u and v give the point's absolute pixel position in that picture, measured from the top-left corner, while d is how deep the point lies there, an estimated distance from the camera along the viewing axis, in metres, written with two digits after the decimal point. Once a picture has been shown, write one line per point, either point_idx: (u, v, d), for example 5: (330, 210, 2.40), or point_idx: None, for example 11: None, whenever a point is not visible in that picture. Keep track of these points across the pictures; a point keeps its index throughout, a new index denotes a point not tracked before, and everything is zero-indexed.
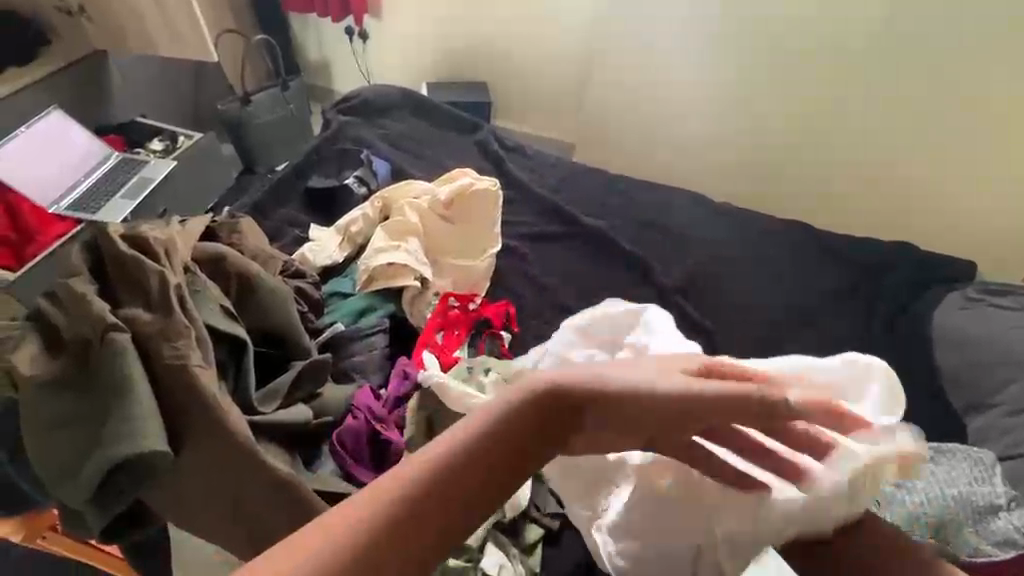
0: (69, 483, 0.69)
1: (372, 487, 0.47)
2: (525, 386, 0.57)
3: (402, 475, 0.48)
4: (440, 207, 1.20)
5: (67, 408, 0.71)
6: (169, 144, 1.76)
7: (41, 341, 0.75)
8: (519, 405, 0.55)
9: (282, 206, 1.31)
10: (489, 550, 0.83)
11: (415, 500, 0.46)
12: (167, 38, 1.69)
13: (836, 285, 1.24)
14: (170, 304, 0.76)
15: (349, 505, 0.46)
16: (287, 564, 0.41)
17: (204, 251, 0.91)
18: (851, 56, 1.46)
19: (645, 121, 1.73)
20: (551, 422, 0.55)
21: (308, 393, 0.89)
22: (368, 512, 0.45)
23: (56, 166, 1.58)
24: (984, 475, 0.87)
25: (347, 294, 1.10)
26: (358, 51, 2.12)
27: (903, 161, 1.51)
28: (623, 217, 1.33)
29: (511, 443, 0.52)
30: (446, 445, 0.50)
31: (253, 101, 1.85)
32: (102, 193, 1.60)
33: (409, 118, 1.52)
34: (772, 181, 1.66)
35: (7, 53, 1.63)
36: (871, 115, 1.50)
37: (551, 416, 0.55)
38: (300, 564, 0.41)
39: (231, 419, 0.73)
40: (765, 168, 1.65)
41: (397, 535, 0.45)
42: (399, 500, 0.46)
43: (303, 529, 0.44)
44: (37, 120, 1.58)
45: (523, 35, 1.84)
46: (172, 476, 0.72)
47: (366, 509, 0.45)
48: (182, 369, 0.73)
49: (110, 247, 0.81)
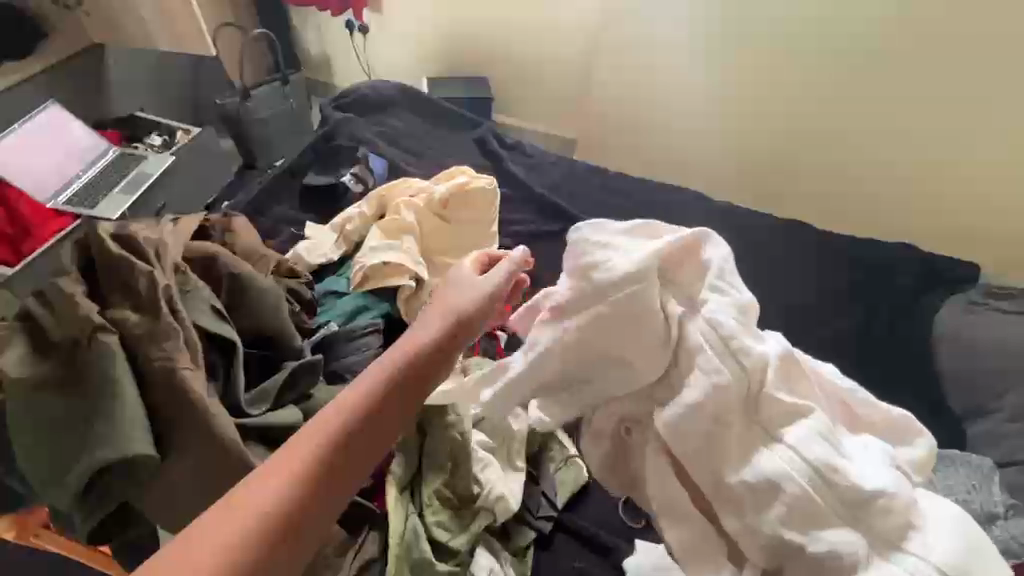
0: (56, 484, 0.69)
1: (314, 421, 0.56)
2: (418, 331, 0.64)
3: (342, 404, 0.57)
4: (436, 206, 1.19)
5: (55, 409, 0.71)
6: (168, 138, 1.75)
7: (28, 342, 0.75)
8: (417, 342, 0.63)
9: (277, 204, 1.30)
10: (478, 553, 0.82)
11: (347, 429, 0.55)
12: (167, 37, 1.69)
13: (838, 288, 1.22)
14: (159, 306, 0.76)
15: (297, 442, 0.54)
16: (262, 490, 0.50)
17: (196, 251, 0.90)
18: (853, 57, 1.44)
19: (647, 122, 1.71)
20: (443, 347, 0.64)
21: (299, 394, 0.88)
22: (316, 440, 0.54)
23: (54, 161, 1.58)
24: (982, 482, 0.86)
25: (341, 294, 1.09)
26: (358, 46, 2.10)
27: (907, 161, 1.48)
28: (623, 217, 1.31)
29: (417, 365, 0.62)
30: (374, 376, 0.59)
31: (251, 96, 1.84)
32: (100, 187, 1.59)
33: (407, 115, 1.51)
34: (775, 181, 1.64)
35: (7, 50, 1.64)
36: (874, 116, 1.47)
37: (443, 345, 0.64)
38: (272, 488, 0.50)
39: (219, 421, 0.73)
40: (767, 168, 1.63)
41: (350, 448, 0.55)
42: (343, 423, 0.55)
43: (265, 463, 0.53)
44: (36, 115, 1.58)
45: (525, 33, 1.81)
46: (159, 478, 0.72)
47: (314, 439, 0.54)
48: (170, 371, 0.73)
49: (100, 247, 0.81)
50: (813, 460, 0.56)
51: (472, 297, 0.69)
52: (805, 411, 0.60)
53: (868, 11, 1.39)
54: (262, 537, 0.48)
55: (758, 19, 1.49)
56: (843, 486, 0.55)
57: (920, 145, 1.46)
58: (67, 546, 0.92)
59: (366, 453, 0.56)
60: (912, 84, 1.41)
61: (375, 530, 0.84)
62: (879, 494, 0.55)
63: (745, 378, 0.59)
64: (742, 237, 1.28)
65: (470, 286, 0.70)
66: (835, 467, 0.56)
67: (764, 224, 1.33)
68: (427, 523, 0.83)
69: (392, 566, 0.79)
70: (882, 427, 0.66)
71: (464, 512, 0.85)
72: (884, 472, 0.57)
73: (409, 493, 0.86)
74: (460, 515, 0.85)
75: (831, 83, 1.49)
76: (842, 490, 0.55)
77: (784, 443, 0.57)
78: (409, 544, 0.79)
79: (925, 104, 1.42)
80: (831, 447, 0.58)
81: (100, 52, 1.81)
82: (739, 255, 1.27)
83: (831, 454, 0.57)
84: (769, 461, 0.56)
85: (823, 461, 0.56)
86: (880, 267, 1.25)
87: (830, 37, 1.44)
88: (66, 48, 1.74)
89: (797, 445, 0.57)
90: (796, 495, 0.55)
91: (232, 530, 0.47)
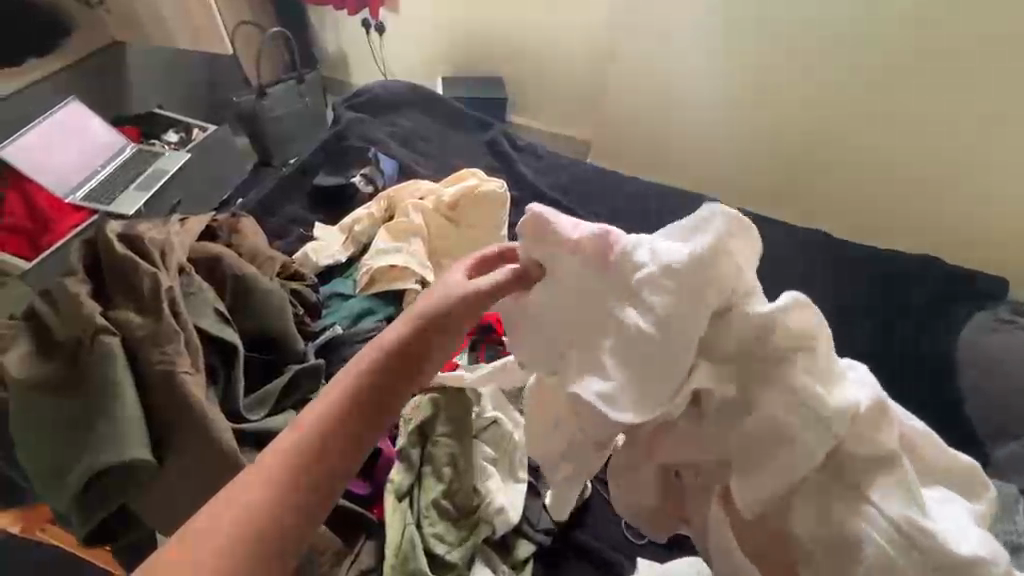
0: (55, 486, 0.70)
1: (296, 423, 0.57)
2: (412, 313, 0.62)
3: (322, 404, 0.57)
4: (445, 208, 1.17)
5: (57, 410, 0.72)
6: (184, 136, 1.77)
7: (32, 343, 0.76)
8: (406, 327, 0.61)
9: (287, 203, 1.29)
10: (476, 567, 0.81)
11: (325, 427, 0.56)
12: (185, 33, 1.70)
13: (857, 299, 1.17)
14: (161, 308, 0.76)
15: (277, 445, 0.55)
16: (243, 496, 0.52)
17: (201, 251, 0.90)
18: (877, 57, 1.38)
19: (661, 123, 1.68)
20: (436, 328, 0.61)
21: (300, 400, 0.88)
22: (293, 443, 0.55)
23: (73, 157, 1.60)
24: (1008, 512, 0.81)
25: (346, 295, 1.08)
26: (374, 44, 2.10)
27: (933, 169, 1.42)
28: (635, 221, 1.28)
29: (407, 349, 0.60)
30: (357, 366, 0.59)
31: (268, 94, 1.84)
32: (116, 184, 1.61)
33: (418, 115, 1.50)
34: (793, 189, 1.60)
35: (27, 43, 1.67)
36: (898, 121, 1.42)
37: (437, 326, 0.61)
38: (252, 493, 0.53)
39: (217, 425, 0.72)
40: (785, 174, 1.59)
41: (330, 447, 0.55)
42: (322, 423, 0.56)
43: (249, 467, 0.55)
44: (56, 111, 1.61)
45: (544, 33, 1.79)
46: (158, 483, 0.72)
47: (291, 441, 0.55)
48: (170, 375, 0.72)
49: (105, 247, 0.81)
50: (901, 521, 0.52)
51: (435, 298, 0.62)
52: (898, 463, 0.55)
53: (893, 10, 1.33)
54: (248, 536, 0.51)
55: (777, 18, 1.44)
56: (931, 548, 0.51)
57: (948, 151, 1.39)
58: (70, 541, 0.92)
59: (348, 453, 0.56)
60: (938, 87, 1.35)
61: (370, 539, 0.83)
62: (976, 560, 0.51)
63: (827, 433, 0.53)
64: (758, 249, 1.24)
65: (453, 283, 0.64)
66: (927, 529, 0.52)
67: (780, 230, 1.28)
68: (424, 533, 0.81)
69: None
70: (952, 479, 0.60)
71: (462, 523, 0.84)
72: (973, 532, 0.54)
73: (408, 500, 0.84)
74: (458, 527, 0.83)
75: (853, 86, 1.43)
76: (932, 556, 0.51)
77: (872, 505, 0.53)
78: (405, 555, 0.78)
79: (953, 108, 1.36)
80: (918, 504, 0.53)
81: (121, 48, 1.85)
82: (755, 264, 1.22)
83: (920, 513, 0.53)
84: (857, 523, 0.53)
85: (912, 521, 0.52)
86: (900, 280, 1.20)
87: (853, 37, 1.39)
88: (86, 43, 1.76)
89: (885, 503, 0.53)
90: (879, 556, 0.52)
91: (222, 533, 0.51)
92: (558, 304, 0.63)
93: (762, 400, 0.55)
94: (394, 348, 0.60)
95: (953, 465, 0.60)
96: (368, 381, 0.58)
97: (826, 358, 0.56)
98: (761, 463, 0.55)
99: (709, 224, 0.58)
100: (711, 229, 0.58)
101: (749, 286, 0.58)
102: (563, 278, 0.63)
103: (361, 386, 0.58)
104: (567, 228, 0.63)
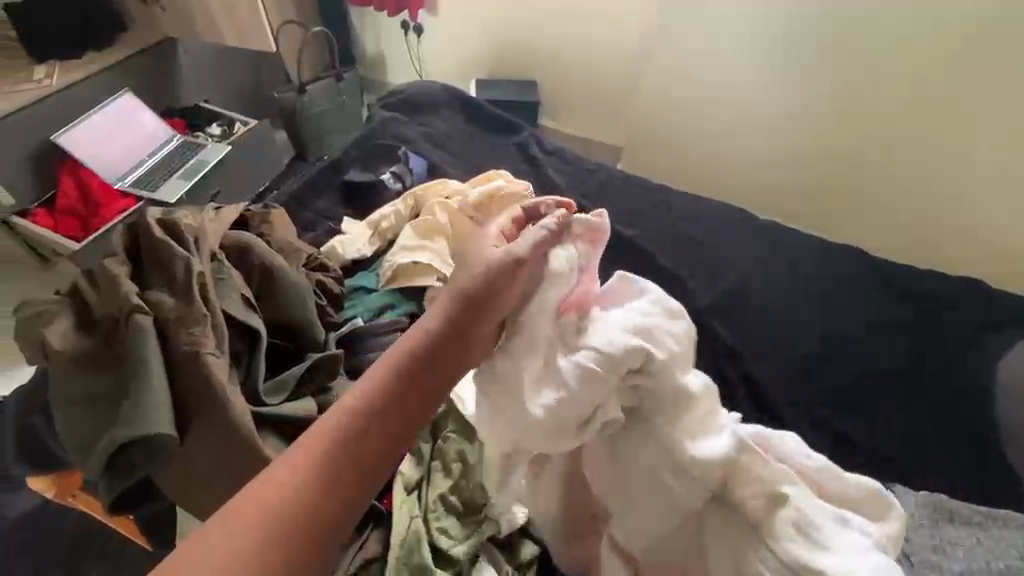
0: (86, 455, 0.74)
1: (328, 419, 0.56)
2: (450, 296, 0.65)
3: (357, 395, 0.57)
4: (470, 209, 1.15)
5: (94, 385, 0.76)
6: (226, 129, 1.84)
7: (73, 319, 0.80)
8: (447, 309, 0.64)
9: (318, 198, 1.32)
10: (479, 566, 0.79)
11: (363, 418, 0.56)
12: (233, 31, 1.77)
13: (890, 319, 1.13)
14: (192, 292, 0.80)
15: (309, 442, 0.54)
16: (274, 496, 0.50)
17: (232, 240, 0.94)
18: (929, 63, 1.34)
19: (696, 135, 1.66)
20: (475, 311, 0.64)
21: (317, 387, 0.90)
22: (327, 439, 0.54)
23: (123, 146, 1.69)
24: None
25: (370, 289, 1.10)
26: (412, 45, 2.14)
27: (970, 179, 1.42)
28: (662, 229, 1.27)
29: (448, 333, 0.62)
30: (396, 352, 0.60)
31: (308, 91, 1.87)
32: (162, 173, 1.70)
33: (450, 116, 1.52)
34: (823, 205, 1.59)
35: (56, 38, 1.67)
36: (944, 137, 1.39)
37: (475, 310, 0.64)
38: (283, 491, 0.51)
39: (235, 407, 0.75)
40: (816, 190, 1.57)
41: (368, 440, 0.55)
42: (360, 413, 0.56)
43: (274, 466, 0.53)
44: (110, 101, 1.70)
45: (580, 39, 1.80)
46: (180, 458, 0.76)
47: (325, 437, 0.54)
48: (195, 356, 0.76)
49: (145, 231, 0.85)
50: (789, 564, 0.61)
51: (481, 269, 0.66)
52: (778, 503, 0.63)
53: (948, 15, 1.29)
54: (309, 496, 0.51)
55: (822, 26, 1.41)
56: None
57: None
58: (98, 508, 0.96)
59: (407, 424, 0.58)
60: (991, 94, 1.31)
61: (378, 528, 0.84)
62: None
63: (702, 488, 0.64)
64: (788, 264, 1.21)
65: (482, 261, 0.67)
66: (812, 564, 0.60)
67: (812, 245, 1.25)
68: (429, 527, 0.82)
69: (392, 566, 0.78)
70: (858, 498, 0.68)
71: (468, 520, 0.84)
72: (869, 559, 0.61)
73: (416, 494, 0.86)
74: (462, 523, 0.83)
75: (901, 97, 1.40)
76: None
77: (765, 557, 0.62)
78: (410, 547, 0.79)
79: None
80: (806, 539, 0.62)
81: (172, 45, 1.88)
82: (784, 277, 1.19)
83: (807, 548, 0.61)
84: (753, 562, 0.62)
85: (794, 561, 0.61)
86: (938, 303, 1.15)
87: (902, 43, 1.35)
88: (140, 39, 1.82)
89: (770, 542, 0.62)
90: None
91: (280, 493, 0.51)
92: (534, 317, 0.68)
93: (639, 440, 0.67)
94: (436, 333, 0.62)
95: (849, 487, 0.68)
96: (423, 350, 0.61)
97: (698, 413, 0.67)
98: (638, 492, 0.67)
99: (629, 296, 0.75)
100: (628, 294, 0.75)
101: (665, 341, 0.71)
102: (559, 279, 0.70)
103: (416, 354, 0.60)
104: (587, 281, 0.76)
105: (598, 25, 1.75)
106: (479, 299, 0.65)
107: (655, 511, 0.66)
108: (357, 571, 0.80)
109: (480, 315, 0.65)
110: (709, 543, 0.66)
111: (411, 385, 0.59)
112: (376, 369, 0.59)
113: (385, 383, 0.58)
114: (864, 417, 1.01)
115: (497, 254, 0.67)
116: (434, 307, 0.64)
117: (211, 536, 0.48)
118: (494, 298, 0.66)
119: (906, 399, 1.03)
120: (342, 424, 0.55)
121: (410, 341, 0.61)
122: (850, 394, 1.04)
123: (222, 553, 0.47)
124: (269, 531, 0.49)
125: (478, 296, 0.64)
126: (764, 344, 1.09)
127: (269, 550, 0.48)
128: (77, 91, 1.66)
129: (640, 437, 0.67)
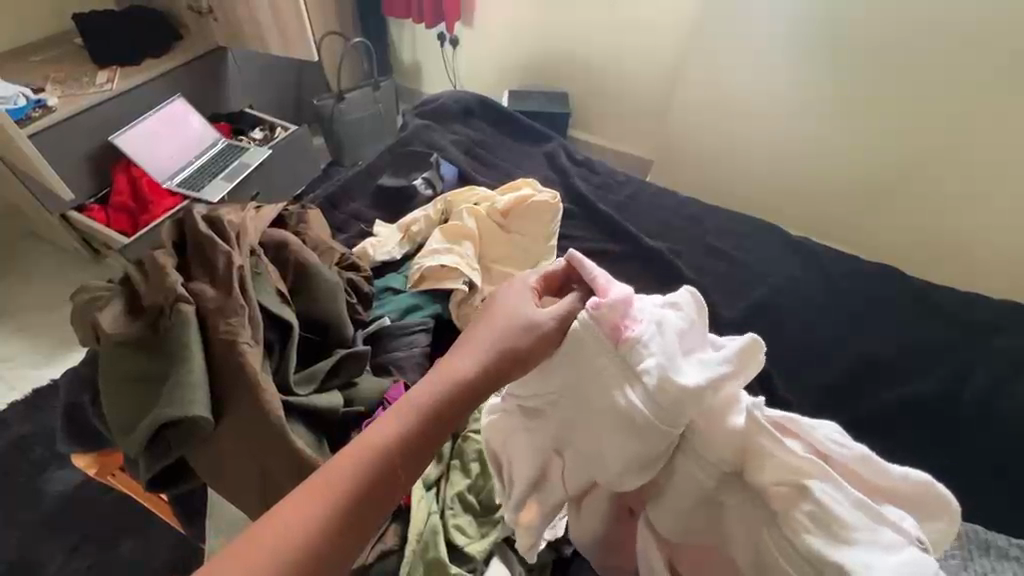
0: (129, 433, 0.78)
1: (362, 438, 0.57)
2: (487, 340, 0.65)
3: (393, 419, 0.58)
4: (497, 215, 1.20)
5: (140, 368, 0.81)
6: (268, 133, 1.94)
7: (123, 304, 0.86)
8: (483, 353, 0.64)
9: (352, 201, 1.37)
10: (494, 564, 0.80)
11: (396, 444, 0.56)
12: (277, 35, 1.85)
13: (924, 339, 1.09)
14: (231, 284, 0.84)
15: (345, 457, 0.55)
16: (308, 510, 0.51)
17: (271, 236, 0.99)
18: (960, 77, 1.36)
19: (720, 158, 1.75)
20: (505, 360, 0.64)
21: (343, 381, 0.93)
22: (362, 459, 0.55)
23: (173, 146, 1.80)
24: None
25: (398, 290, 1.13)
26: (448, 56, 2.19)
27: (994, 192, 1.43)
28: (690, 243, 1.26)
29: (479, 378, 0.63)
30: (428, 386, 0.61)
31: (346, 98, 1.95)
32: (207, 174, 1.79)
33: (483, 126, 1.56)
34: (841, 222, 1.65)
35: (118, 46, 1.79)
36: (966, 142, 1.41)
37: (505, 358, 0.65)
38: (318, 505, 0.51)
39: (267, 397, 0.79)
40: (839, 213, 1.64)
41: (399, 463, 0.56)
42: (394, 436, 0.57)
43: (310, 480, 0.54)
44: (164, 103, 1.81)
45: (605, 47, 1.85)
46: (211, 442, 0.79)
47: (360, 456, 0.55)
48: (232, 345, 0.80)
49: (191, 223, 0.91)
50: (807, 549, 0.55)
51: (517, 324, 0.67)
52: (806, 485, 0.56)
53: (979, 31, 1.31)
54: (346, 507, 0.52)
55: (845, 37, 1.44)
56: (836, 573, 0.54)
57: None
58: (136, 489, 1.02)
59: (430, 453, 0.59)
60: (1009, 100, 1.34)
61: (395, 523, 0.84)
62: None
63: (715, 471, 0.61)
64: (809, 277, 1.20)
65: (518, 315, 0.68)
66: (827, 555, 0.54)
67: (845, 261, 1.23)
68: (447, 523, 0.83)
69: (409, 561, 0.79)
70: (910, 497, 0.63)
71: (483, 519, 0.85)
72: (896, 558, 0.54)
73: (433, 492, 0.87)
74: (478, 522, 0.85)
75: (930, 104, 1.42)
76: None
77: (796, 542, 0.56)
78: (427, 542, 0.80)
79: None
80: (822, 530, 0.55)
81: (223, 55, 1.97)
82: (813, 293, 1.17)
83: (826, 541, 0.55)
84: (774, 548, 0.58)
85: (813, 552, 0.55)
86: (973, 325, 1.11)
87: (929, 62, 1.38)
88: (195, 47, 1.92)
89: (794, 533, 0.56)
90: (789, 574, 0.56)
91: (321, 505, 0.52)
92: (584, 361, 0.65)
93: (681, 464, 0.62)
94: (469, 374, 0.63)
95: (900, 486, 0.62)
96: (457, 386, 0.61)
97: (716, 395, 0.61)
98: (674, 492, 0.63)
99: (680, 300, 0.70)
100: (679, 299, 0.70)
101: (695, 364, 0.63)
102: (585, 346, 0.65)
103: (452, 389, 0.61)
104: (595, 280, 0.71)
105: (612, 34, 1.81)
106: (511, 352, 0.65)
107: (691, 494, 0.62)
108: (372, 562, 0.80)
109: (510, 365, 0.65)
110: (729, 524, 0.62)
111: (443, 418, 0.60)
112: (411, 395, 0.60)
113: (417, 411, 0.59)
114: (891, 436, 0.99)
115: (543, 316, 0.68)
116: (468, 345, 0.65)
117: (253, 544, 0.48)
118: (526, 350, 0.66)
119: (937, 424, 0.99)
120: (378, 443, 0.56)
121: (448, 374, 0.62)
122: (879, 420, 1.00)
123: (269, 562, 0.47)
124: (309, 543, 0.50)
125: (518, 353, 0.65)
126: (790, 361, 1.08)
127: (313, 560, 0.49)
128: (132, 94, 1.76)
129: (681, 461, 0.62)
